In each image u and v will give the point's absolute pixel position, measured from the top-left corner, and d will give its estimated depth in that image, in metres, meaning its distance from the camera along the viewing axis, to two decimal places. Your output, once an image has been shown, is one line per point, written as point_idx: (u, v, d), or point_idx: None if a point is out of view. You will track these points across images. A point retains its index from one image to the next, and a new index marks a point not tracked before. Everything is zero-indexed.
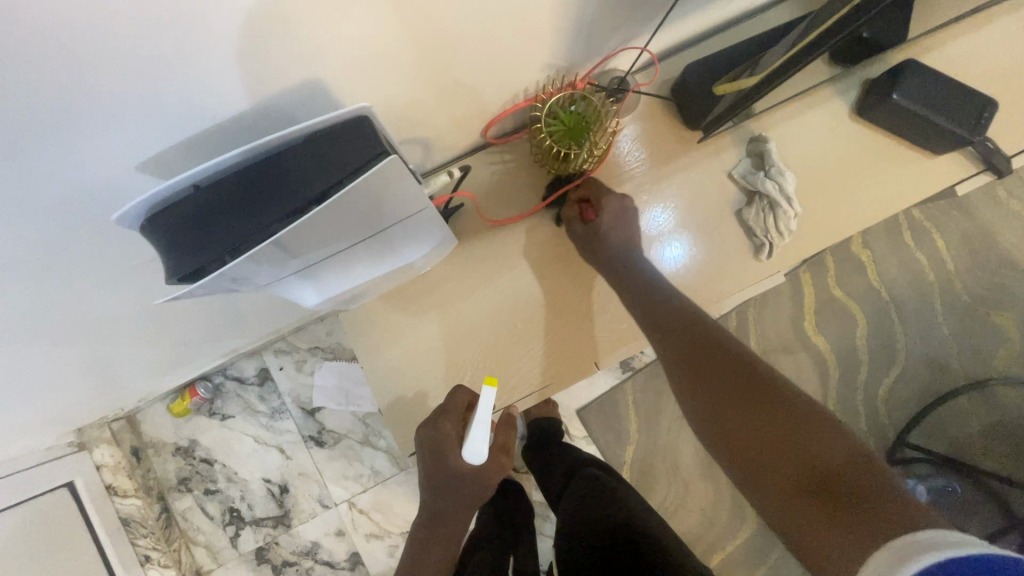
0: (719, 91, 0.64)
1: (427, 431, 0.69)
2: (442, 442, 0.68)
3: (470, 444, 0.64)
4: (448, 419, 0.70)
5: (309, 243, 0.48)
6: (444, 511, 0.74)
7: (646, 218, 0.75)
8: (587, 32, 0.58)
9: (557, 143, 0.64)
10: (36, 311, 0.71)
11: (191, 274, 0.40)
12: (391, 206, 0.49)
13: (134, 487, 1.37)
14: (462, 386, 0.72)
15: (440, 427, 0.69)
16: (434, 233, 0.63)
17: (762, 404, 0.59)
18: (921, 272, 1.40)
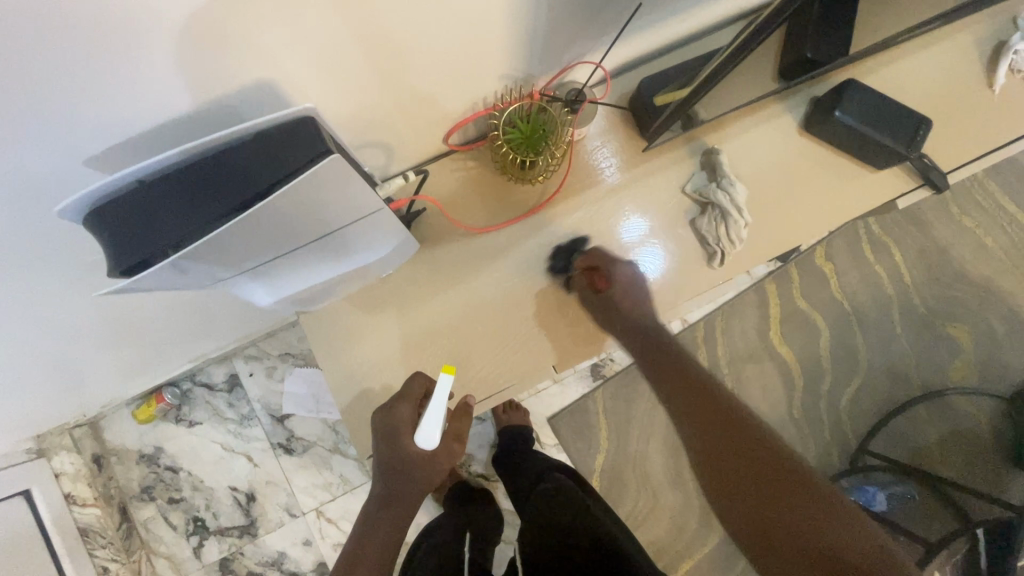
0: (663, 101, 0.68)
1: (381, 416, 0.69)
2: (396, 428, 0.68)
3: (422, 429, 0.66)
4: (404, 402, 0.70)
5: (253, 241, 0.48)
6: (393, 497, 0.71)
7: (621, 228, 0.77)
8: (540, 46, 0.60)
9: (514, 149, 0.66)
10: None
11: (129, 266, 0.40)
12: (342, 206, 0.50)
13: (94, 496, 1.34)
14: (421, 371, 0.72)
15: (396, 412, 0.69)
16: (390, 237, 0.63)
17: (773, 480, 0.64)
18: (880, 284, 1.46)
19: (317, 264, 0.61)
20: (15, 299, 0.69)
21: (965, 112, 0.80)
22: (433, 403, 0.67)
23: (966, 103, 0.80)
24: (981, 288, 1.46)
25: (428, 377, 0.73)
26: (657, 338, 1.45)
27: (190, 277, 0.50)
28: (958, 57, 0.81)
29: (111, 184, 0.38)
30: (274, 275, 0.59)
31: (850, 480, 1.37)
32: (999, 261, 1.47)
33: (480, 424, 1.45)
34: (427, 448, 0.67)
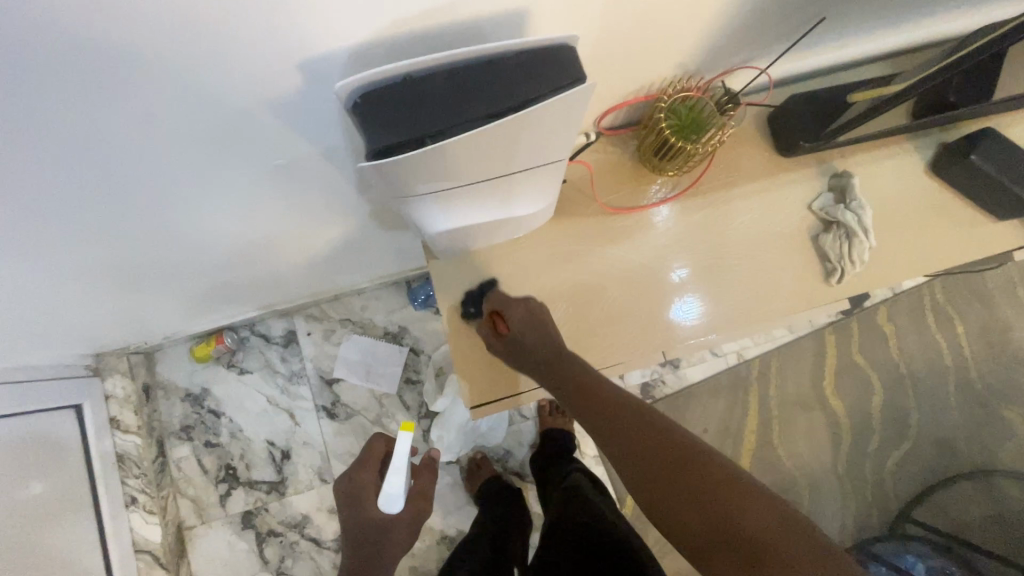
0: (854, 98, 0.70)
1: (348, 483, 0.96)
2: (361, 489, 0.96)
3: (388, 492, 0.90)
4: (367, 471, 0.99)
5: (464, 165, 0.50)
6: (368, 560, 0.91)
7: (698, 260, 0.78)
8: (719, 46, 0.65)
9: (678, 136, 0.69)
10: (148, 210, 0.74)
11: (379, 153, 0.43)
12: (544, 146, 0.52)
13: (137, 425, 1.35)
14: (378, 440, 1.03)
15: (359, 478, 0.97)
16: (546, 195, 0.66)
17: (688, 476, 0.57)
18: (938, 353, 1.46)
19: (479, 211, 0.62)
20: (171, 198, 0.72)
21: None
22: (395, 467, 0.90)
23: None
24: None
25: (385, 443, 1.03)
26: (712, 367, 1.45)
27: (387, 188, 0.52)
28: None
29: (394, 72, 0.41)
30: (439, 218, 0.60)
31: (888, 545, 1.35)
32: None
33: (523, 422, 1.44)
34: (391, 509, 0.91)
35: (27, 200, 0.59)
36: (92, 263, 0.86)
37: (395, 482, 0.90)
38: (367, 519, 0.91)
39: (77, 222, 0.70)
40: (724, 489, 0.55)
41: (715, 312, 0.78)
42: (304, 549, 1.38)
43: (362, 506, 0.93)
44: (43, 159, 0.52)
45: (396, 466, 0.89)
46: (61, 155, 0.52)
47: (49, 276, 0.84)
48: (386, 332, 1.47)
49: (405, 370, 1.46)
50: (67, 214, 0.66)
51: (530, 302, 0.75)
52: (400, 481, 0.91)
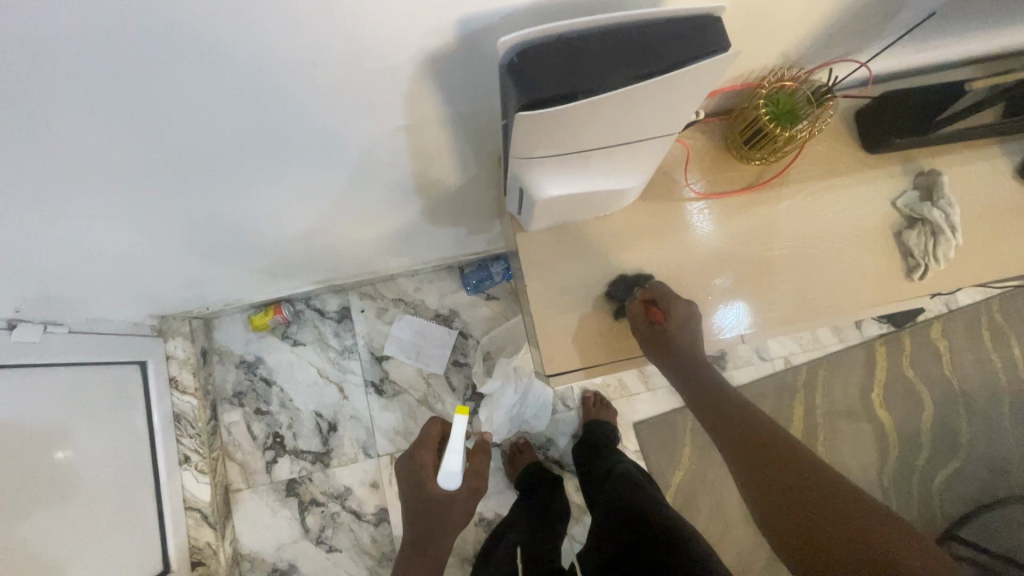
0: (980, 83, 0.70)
1: (409, 460, 0.99)
2: (421, 466, 0.98)
3: (445, 470, 0.92)
4: (426, 450, 1.01)
5: (590, 134, 0.52)
6: (423, 540, 0.96)
7: (777, 251, 0.79)
8: (821, 37, 0.66)
9: (774, 123, 0.70)
10: (255, 182, 0.78)
11: (525, 107, 0.45)
12: (665, 120, 0.54)
13: (194, 387, 1.40)
14: (435, 421, 1.08)
15: (420, 457, 0.99)
16: (643, 173, 0.68)
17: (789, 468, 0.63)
18: (993, 373, 1.43)
19: (584, 183, 0.64)
20: (279, 170, 0.76)
21: None
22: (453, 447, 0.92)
23: None
24: None
25: (440, 427, 1.08)
26: (759, 372, 1.45)
27: (511, 150, 0.55)
28: None
29: (550, 31, 0.44)
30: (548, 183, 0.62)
31: None
32: None
33: (565, 412, 1.46)
34: (450, 486, 0.93)
35: (160, 152, 0.63)
36: (185, 231, 0.91)
37: (454, 460, 0.92)
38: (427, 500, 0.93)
39: (190, 183, 0.74)
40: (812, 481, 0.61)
41: (791, 300, 0.79)
42: (344, 521, 1.41)
43: (423, 484, 0.94)
44: (189, 111, 0.56)
45: (456, 446, 0.92)
46: (206, 108, 0.57)
47: (148, 238, 0.89)
48: (436, 314, 1.50)
49: (453, 353, 1.48)
50: (186, 173, 0.71)
51: (693, 306, 0.76)
52: (459, 460, 0.93)
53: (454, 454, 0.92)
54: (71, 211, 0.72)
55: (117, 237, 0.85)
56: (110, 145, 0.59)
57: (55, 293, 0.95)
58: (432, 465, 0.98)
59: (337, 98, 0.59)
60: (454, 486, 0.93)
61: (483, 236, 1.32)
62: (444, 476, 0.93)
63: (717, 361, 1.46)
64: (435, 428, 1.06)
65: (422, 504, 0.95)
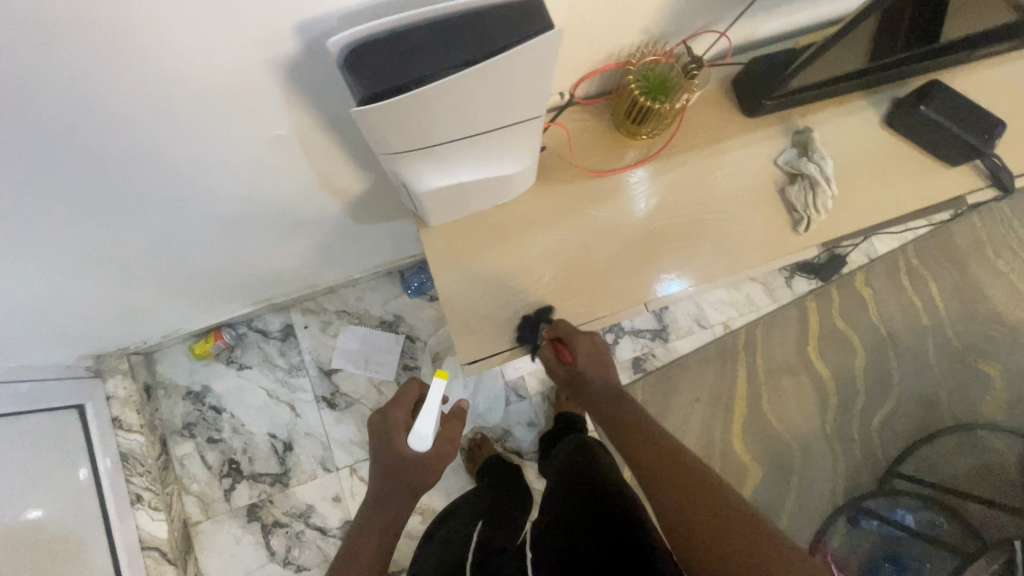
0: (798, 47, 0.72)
1: (381, 422, 0.98)
2: (392, 428, 0.97)
3: (418, 431, 0.94)
4: (399, 411, 0.99)
5: (446, 121, 0.53)
6: (390, 494, 0.94)
7: (673, 218, 0.83)
8: (679, 11, 0.69)
9: (646, 97, 0.74)
10: (154, 208, 0.78)
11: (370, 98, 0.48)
12: (518, 102, 0.56)
13: (140, 424, 1.37)
14: (413, 383, 1.06)
15: (391, 418, 0.98)
16: (524, 156, 0.69)
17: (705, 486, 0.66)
18: (917, 314, 1.52)
19: (464, 170, 0.66)
20: (174, 195, 0.76)
21: None
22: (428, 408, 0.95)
23: None
24: (1013, 329, 1.52)
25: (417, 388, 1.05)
26: (701, 339, 1.49)
27: (376, 144, 0.56)
28: None
29: (379, 26, 0.45)
30: (427, 173, 0.64)
31: (882, 504, 1.40)
32: None
33: (520, 401, 1.47)
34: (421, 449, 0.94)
35: (39, 188, 0.63)
36: (92, 267, 0.89)
37: (427, 423, 0.94)
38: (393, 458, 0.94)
39: (80, 215, 0.73)
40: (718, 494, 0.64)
41: (691, 263, 0.82)
42: (310, 538, 1.40)
43: (391, 445, 0.95)
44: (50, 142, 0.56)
45: (430, 409, 0.94)
46: (72, 138, 0.56)
47: (57, 280, 0.87)
48: (381, 321, 1.50)
49: (402, 358, 1.49)
50: (76, 208, 0.70)
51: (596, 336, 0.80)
52: (432, 423, 0.94)
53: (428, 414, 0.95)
54: None
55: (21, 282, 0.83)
56: None
57: None
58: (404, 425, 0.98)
59: (208, 114, 0.59)
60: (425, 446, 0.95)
61: (414, 237, 1.33)
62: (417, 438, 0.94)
63: (660, 334, 1.50)
64: (410, 391, 1.04)
65: (391, 463, 0.94)
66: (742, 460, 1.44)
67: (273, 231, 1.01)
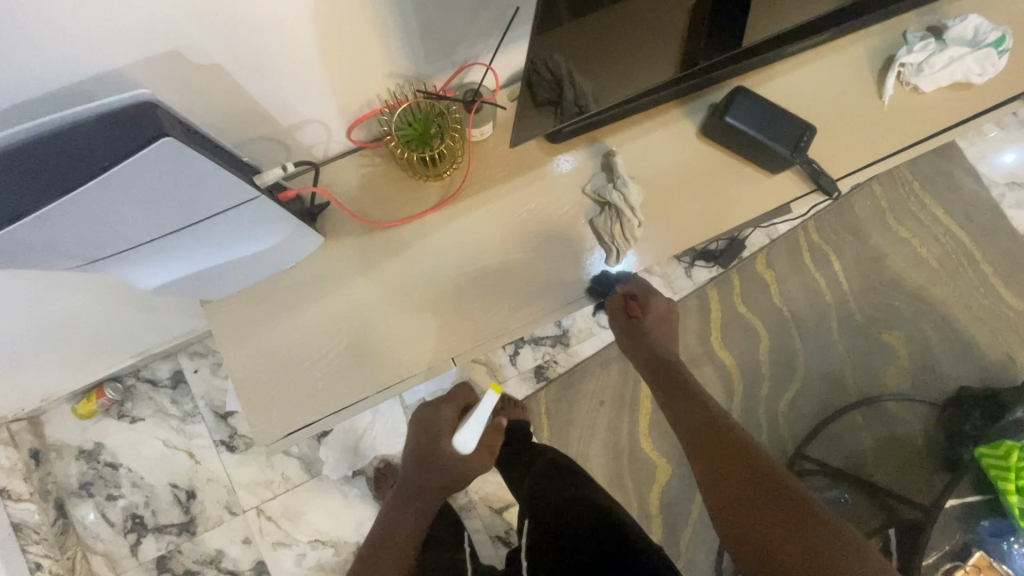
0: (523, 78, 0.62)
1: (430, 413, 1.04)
2: (440, 421, 1.02)
3: (461, 437, 0.92)
4: (447, 404, 1.06)
5: (101, 231, 0.50)
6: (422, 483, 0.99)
7: (480, 261, 0.77)
8: (426, 46, 0.63)
9: (416, 143, 0.67)
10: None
11: None
12: (203, 197, 0.53)
13: (30, 491, 1.32)
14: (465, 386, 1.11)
15: (441, 413, 1.04)
16: (269, 230, 0.64)
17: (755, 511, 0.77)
18: (819, 291, 1.49)
19: (194, 250, 0.60)
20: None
21: (862, 117, 0.81)
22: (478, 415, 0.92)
23: (864, 108, 0.81)
24: (917, 296, 1.49)
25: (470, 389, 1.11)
26: (602, 341, 1.47)
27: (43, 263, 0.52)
28: (856, 65, 0.82)
29: None
30: (139, 260, 0.58)
31: None
32: (933, 270, 1.50)
33: None
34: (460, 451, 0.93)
35: None
36: None
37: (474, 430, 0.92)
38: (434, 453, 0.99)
39: None
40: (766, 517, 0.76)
41: (500, 304, 0.77)
42: None
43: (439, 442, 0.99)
44: None
45: (480, 416, 0.91)
46: None
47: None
48: None
49: None
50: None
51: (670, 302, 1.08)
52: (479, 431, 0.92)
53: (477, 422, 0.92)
54: None
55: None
56: None
57: None
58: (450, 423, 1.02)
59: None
60: (469, 451, 0.93)
61: None
62: (459, 444, 0.93)
63: (560, 339, 1.47)
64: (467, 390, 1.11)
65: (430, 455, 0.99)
66: (650, 458, 1.43)
67: (91, 303, 0.95)
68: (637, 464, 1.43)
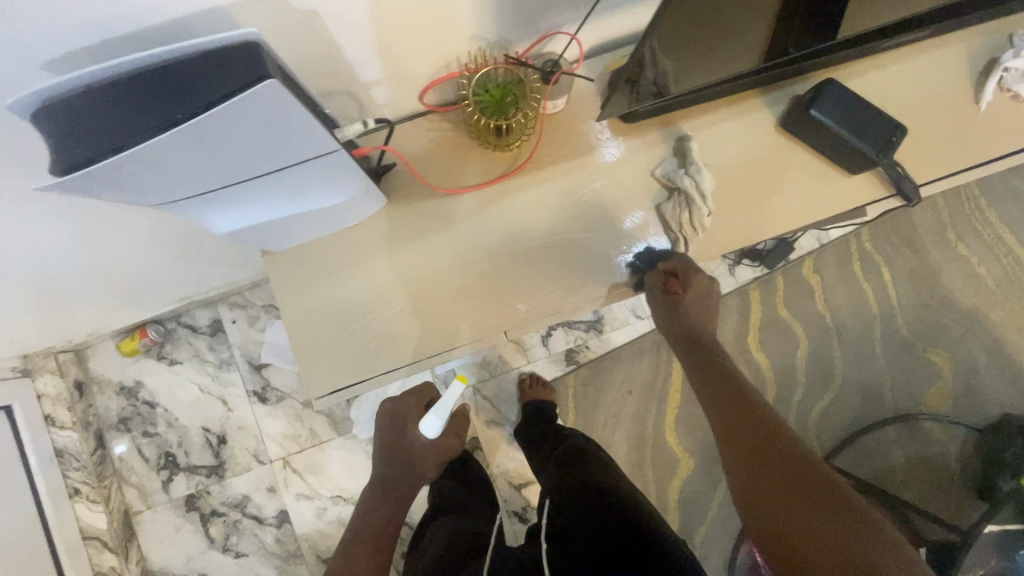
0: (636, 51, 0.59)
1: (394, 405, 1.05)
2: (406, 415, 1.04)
3: (428, 421, 0.97)
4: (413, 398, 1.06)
5: (185, 171, 0.48)
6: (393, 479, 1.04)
7: (538, 239, 0.76)
8: (514, 10, 0.61)
9: (493, 111, 0.66)
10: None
11: (70, 167, 0.41)
12: (290, 144, 0.50)
13: (72, 421, 1.38)
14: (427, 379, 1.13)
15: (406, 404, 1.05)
16: (340, 189, 0.64)
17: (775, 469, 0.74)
18: (867, 303, 1.44)
19: (267, 199, 0.60)
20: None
21: (954, 122, 0.77)
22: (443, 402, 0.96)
23: (958, 113, 0.77)
24: (968, 316, 1.44)
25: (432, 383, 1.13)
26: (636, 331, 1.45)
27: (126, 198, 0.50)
28: (954, 67, 0.78)
29: (59, 84, 0.40)
30: (213, 205, 0.57)
31: None
32: (989, 291, 1.44)
33: None
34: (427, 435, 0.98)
35: None
36: None
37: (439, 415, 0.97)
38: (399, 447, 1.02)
39: None
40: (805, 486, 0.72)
41: (555, 283, 0.76)
42: (247, 526, 1.44)
43: (404, 436, 1.02)
44: None
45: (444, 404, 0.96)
46: None
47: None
48: None
49: None
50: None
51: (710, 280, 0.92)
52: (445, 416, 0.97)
53: (441, 408, 0.97)
54: None
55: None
56: None
57: None
58: (414, 413, 1.04)
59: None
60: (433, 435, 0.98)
61: None
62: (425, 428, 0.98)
63: (594, 325, 1.46)
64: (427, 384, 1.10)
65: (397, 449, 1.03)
66: (673, 451, 1.43)
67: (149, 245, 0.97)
68: (659, 457, 1.42)
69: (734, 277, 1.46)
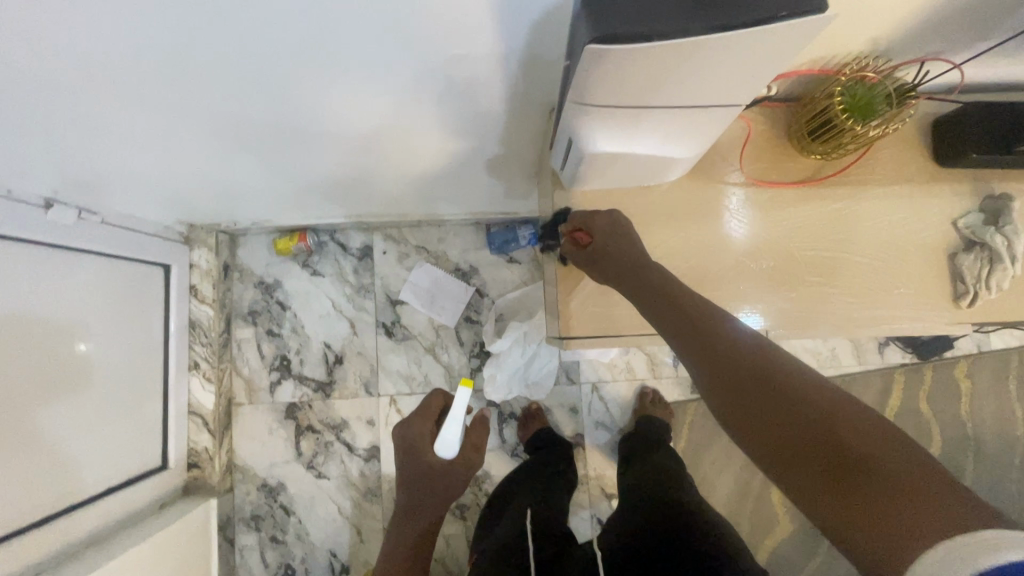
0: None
1: (405, 431, 0.92)
2: (418, 436, 0.90)
3: (443, 438, 0.87)
4: (423, 420, 0.93)
5: (647, 83, 0.50)
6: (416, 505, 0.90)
7: (820, 256, 0.76)
8: (918, 31, 0.62)
9: (840, 116, 0.66)
10: (297, 102, 0.76)
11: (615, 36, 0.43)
12: (733, 85, 0.52)
13: (212, 298, 1.42)
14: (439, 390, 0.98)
15: (417, 426, 0.92)
16: (701, 144, 0.65)
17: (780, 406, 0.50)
18: (1012, 422, 1.40)
19: (635, 139, 0.61)
20: (318, 95, 0.75)
21: None
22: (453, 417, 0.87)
23: None
24: None
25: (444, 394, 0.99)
26: None
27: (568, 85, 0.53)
28: None
29: None
30: (598, 129, 0.59)
31: None
32: None
33: (569, 385, 1.46)
34: (447, 456, 0.88)
35: (206, 53, 0.62)
36: (217, 142, 0.89)
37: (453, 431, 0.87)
38: (417, 467, 0.87)
39: (237, 89, 0.72)
40: (809, 424, 0.47)
41: (825, 304, 0.76)
42: (337, 451, 1.45)
43: (418, 458, 0.88)
44: (239, 14, 0.55)
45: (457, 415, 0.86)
46: (259, 8, 0.55)
47: (173, 142, 0.87)
48: (456, 268, 1.50)
49: (467, 309, 1.49)
50: (228, 86, 0.70)
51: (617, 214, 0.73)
52: (458, 430, 0.87)
53: (455, 423, 0.87)
54: (108, 101, 0.71)
55: (139, 145, 0.85)
56: (167, 34, 0.58)
57: (95, 184, 0.96)
58: (429, 433, 0.91)
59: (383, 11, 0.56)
60: (451, 455, 0.87)
61: (518, 197, 1.31)
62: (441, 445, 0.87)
63: None
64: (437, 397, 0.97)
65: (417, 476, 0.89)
66: (777, 510, 1.38)
67: (388, 154, 1.00)
68: (761, 511, 1.38)
69: (883, 357, 1.42)
